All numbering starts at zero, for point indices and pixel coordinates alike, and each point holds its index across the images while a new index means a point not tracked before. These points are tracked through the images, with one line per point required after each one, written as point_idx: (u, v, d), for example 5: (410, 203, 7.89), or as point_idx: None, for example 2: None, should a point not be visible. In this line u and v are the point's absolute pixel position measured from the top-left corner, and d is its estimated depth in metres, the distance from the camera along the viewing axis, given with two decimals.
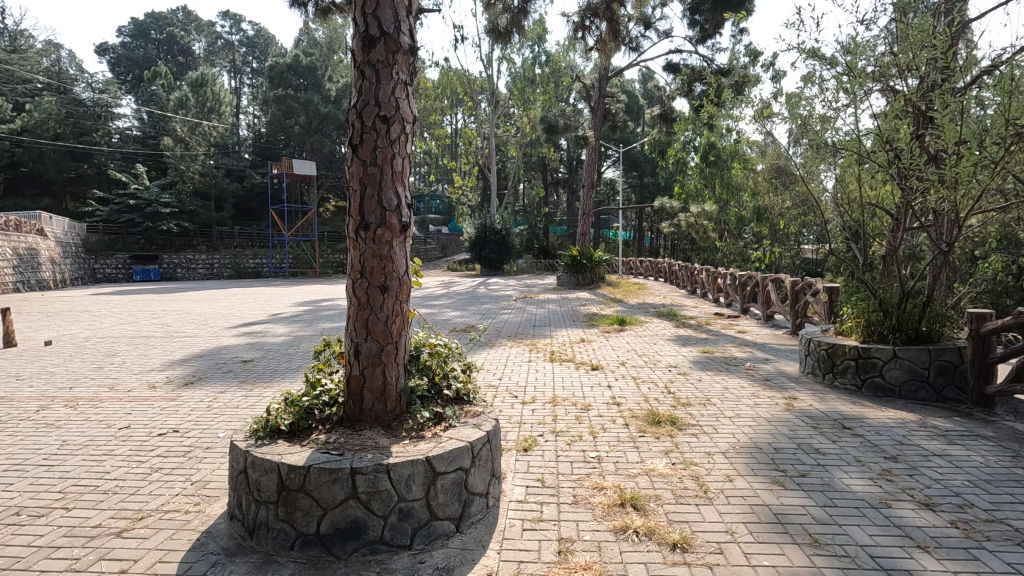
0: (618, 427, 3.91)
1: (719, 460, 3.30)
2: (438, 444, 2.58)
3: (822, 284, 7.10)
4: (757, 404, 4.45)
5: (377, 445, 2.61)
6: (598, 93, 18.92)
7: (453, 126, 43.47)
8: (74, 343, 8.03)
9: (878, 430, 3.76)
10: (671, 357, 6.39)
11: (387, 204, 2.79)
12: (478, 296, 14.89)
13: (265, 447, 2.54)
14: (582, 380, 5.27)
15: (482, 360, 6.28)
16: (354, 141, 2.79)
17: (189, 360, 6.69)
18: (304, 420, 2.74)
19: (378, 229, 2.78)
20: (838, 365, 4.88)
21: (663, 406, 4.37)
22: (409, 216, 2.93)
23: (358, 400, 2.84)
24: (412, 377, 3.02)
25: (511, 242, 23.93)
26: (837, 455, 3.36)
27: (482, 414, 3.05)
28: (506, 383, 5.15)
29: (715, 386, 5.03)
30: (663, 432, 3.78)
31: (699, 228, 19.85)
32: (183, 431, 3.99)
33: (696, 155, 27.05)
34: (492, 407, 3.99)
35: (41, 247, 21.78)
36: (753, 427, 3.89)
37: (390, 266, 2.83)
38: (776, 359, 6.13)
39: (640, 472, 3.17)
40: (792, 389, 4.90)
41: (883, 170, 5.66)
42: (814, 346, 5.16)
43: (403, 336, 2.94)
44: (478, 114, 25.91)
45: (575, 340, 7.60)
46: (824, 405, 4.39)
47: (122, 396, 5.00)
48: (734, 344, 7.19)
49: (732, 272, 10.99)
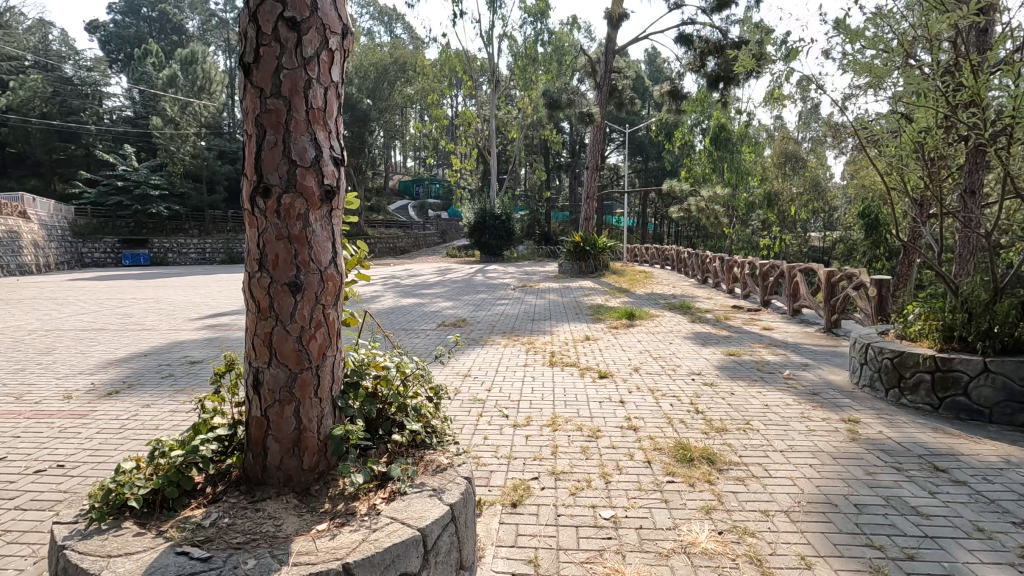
0: (637, 466, 2.98)
1: (784, 528, 2.35)
2: (371, 533, 1.64)
3: (867, 275, 6.09)
4: (815, 432, 3.48)
5: (277, 532, 1.68)
6: (603, 69, 17.69)
7: (454, 107, 42.38)
8: (16, 338, 7.08)
9: (985, 475, 2.84)
10: (693, 361, 5.39)
11: (300, 152, 1.81)
12: (474, 284, 13.89)
13: (92, 540, 1.59)
14: (589, 394, 4.30)
15: (469, 364, 5.30)
16: (246, 59, 1.80)
17: (131, 360, 5.75)
18: (174, 487, 1.80)
19: (285, 195, 1.80)
20: (907, 379, 3.92)
21: (693, 434, 3.40)
22: (338, 175, 1.94)
23: (260, 453, 1.91)
24: (344, 418, 2.05)
25: (512, 227, 22.84)
26: (946, 519, 2.43)
27: (449, 469, 2.08)
28: (495, 397, 4.21)
29: (752, 402, 4.08)
30: (698, 476, 2.84)
31: (710, 214, 18.64)
32: (70, 467, 3.05)
33: (704, 138, 25.99)
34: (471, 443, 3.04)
35: (23, 230, 20.79)
36: (816, 467, 2.96)
37: (306, 252, 1.85)
38: (818, 366, 5.14)
39: (674, 548, 2.22)
40: (850, 407, 3.94)
41: (912, 155, 4.83)
42: (874, 354, 4.19)
43: (329, 357, 1.97)
44: (478, 95, 24.57)
45: (578, 338, 6.62)
46: (900, 433, 3.43)
47: (22, 411, 4.05)
48: (761, 344, 6.24)
49: (750, 261, 10.07)
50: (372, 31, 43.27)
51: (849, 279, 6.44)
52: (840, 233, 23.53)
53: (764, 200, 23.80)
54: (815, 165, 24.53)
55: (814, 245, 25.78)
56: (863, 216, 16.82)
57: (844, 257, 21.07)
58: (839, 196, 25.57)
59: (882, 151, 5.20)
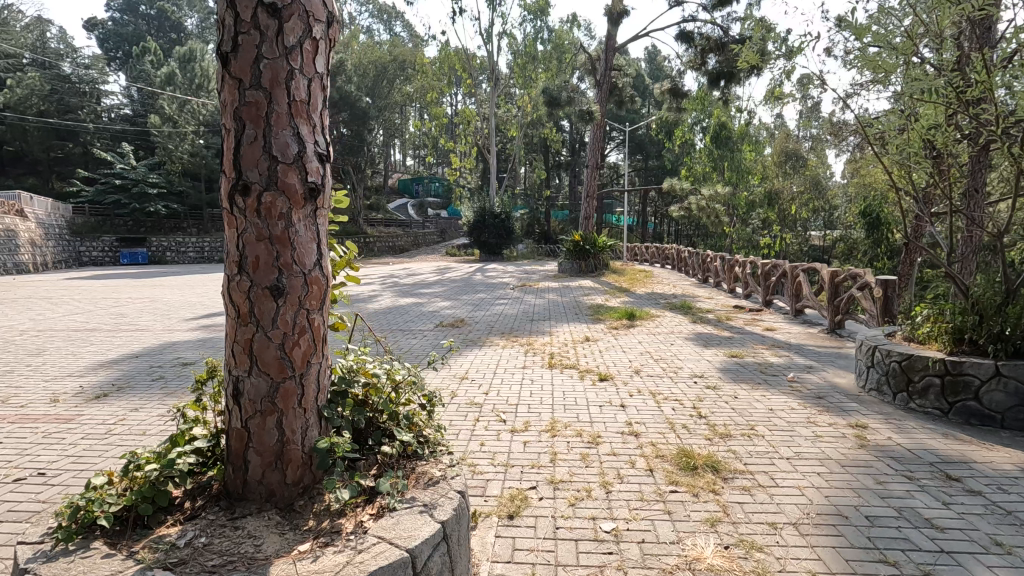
0: (639, 475, 2.87)
1: (793, 542, 2.25)
2: (356, 554, 1.53)
3: (872, 275, 5.98)
4: (822, 438, 3.37)
5: (257, 553, 1.56)
6: (604, 66, 17.58)
7: (454, 106, 42.29)
8: (7, 338, 6.97)
9: (999, 485, 2.74)
10: (695, 363, 5.29)
11: (282, 147, 1.70)
12: (473, 284, 13.79)
13: (54, 564, 1.47)
14: (590, 397, 4.20)
15: (466, 366, 5.20)
16: (224, 47, 1.69)
17: (122, 362, 5.64)
18: (148, 503, 1.69)
19: (265, 194, 1.69)
20: (916, 383, 3.82)
21: (696, 440, 3.29)
22: (323, 173, 1.83)
23: (241, 467, 1.80)
24: (329, 428, 1.94)
25: (511, 226, 22.73)
26: (963, 533, 2.32)
27: (440, 483, 1.97)
28: (491, 401, 4.11)
29: (756, 406, 3.98)
30: (702, 485, 2.73)
31: (711, 213, 18.48)
32: (49, 476, 2.93)
33: (705, 137, 25.86)
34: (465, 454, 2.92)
35: (20, 228, 20.67)
36: (824, 476, 2.85)
37: (289, 253, 1.74)
38: (823, 368, 5.05)
39: (678, 563, 2.11)
40: (857, 412, 3.83)
41: (908, 155, 4.78)
42: (881, 357, 4.09)
43: (313, 365, 1.86)
44: (478, 93, 24.42)
45: (577, 338, 6.52)
46: (910, 440, 3.33)
47: (5, 416, 3.94)
48: (764, 345, 6.14)
49: (751, 260, 9.97)
50: (372, 28, 43.09)
51: (854, 279, 6.34)
52: (839, 233, 23.45)
53: (765, 199, 23.71)
54: (815, 163, 24.46)
55: (814, 244, 25.71)
56: (863, 215, 16.75)
57: (845, 256, 20.97)
58: (839, 195, 25.49)
59: (885, 149, 5.09)
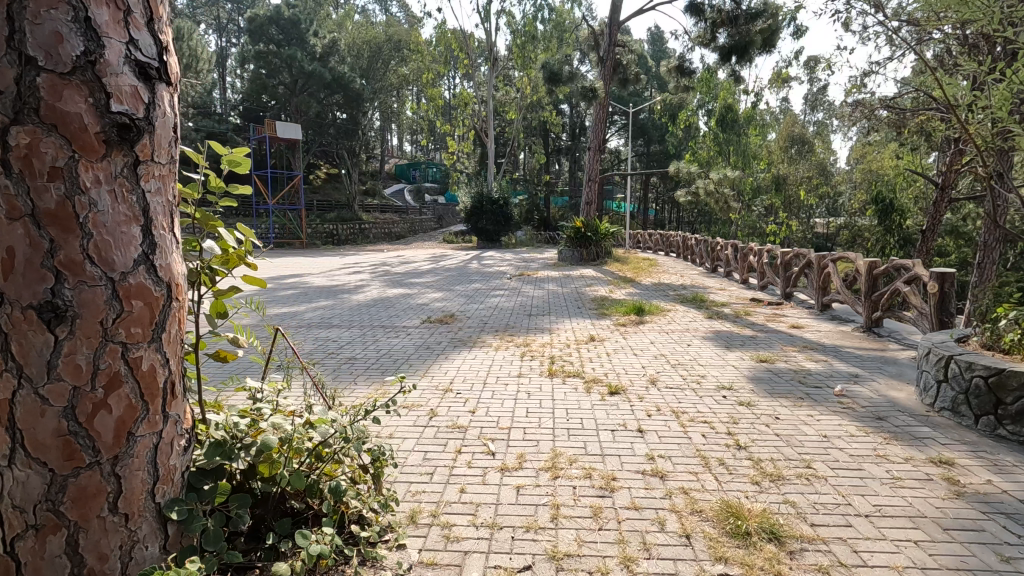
0: (673, 545, 2.10)
1: None
2: None
3: (922, 267, 5.16)
4: (903, 483, 2.59)
5: None
6: (608, 41, 16.37)
7: (451, 88, 41.15)
8: None
9: None
10: (720, 371, 4.49)
11: (47, 40, 1.11)
12: (467, 273, 12.93)
13: None
14: (599, 419, 3.42)
15: (450, 374, 4.40)
16: None
17: None
18: None
19: (21, 132, 1.11)
20: (1008, 406, 3.06)
21: (741, 486, 2.53)
22: (140, 101, 1.24)
23: None
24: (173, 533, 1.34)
25: (510, 213, 21.81)
26: None
27: None
28: (479, 424, 3.32)
29: (806, 432, 3.20)
30: (763, 565, 1.96)
31: (719, 197, 17.42)
32: None
33: (709, 120, 24.64)
34: (423, 535, 2.13)
35: None
36: (926, 547, 2.09)
37: (70, 267, 1.16)
38: (871, 376, 4.30)
39: None
40: (935, 442, 3.06)
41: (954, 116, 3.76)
42: (957, 369, 3.32)
43: (130, 443, 1.26)
44: (475, 74, 23.16)
45: (580, 338, 5.71)
46: (1018, 486, 2.56)
47: None
48: (793, 346, 5.38)
49: (768, 248, 9.17)
50: (366, 8, 41.60)
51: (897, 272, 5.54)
52: (842, 221, 22.65)
53: (771, 184, 22.90)
54: (820, 148, 23.58)
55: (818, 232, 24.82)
56: (874, 202, 15.57)
57: (851, 244, 20.09)
58: (845, 182, 24.56)
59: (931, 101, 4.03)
